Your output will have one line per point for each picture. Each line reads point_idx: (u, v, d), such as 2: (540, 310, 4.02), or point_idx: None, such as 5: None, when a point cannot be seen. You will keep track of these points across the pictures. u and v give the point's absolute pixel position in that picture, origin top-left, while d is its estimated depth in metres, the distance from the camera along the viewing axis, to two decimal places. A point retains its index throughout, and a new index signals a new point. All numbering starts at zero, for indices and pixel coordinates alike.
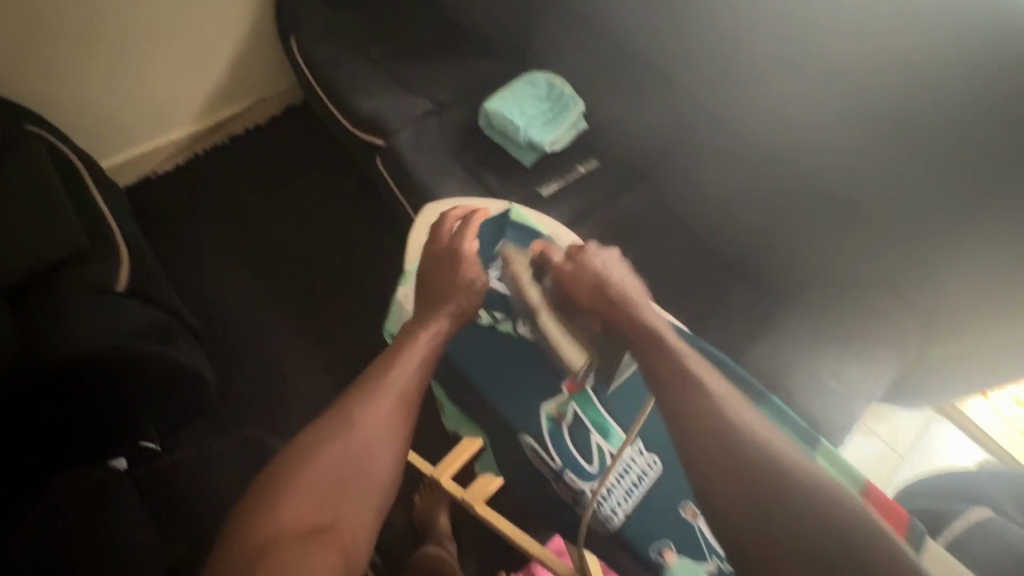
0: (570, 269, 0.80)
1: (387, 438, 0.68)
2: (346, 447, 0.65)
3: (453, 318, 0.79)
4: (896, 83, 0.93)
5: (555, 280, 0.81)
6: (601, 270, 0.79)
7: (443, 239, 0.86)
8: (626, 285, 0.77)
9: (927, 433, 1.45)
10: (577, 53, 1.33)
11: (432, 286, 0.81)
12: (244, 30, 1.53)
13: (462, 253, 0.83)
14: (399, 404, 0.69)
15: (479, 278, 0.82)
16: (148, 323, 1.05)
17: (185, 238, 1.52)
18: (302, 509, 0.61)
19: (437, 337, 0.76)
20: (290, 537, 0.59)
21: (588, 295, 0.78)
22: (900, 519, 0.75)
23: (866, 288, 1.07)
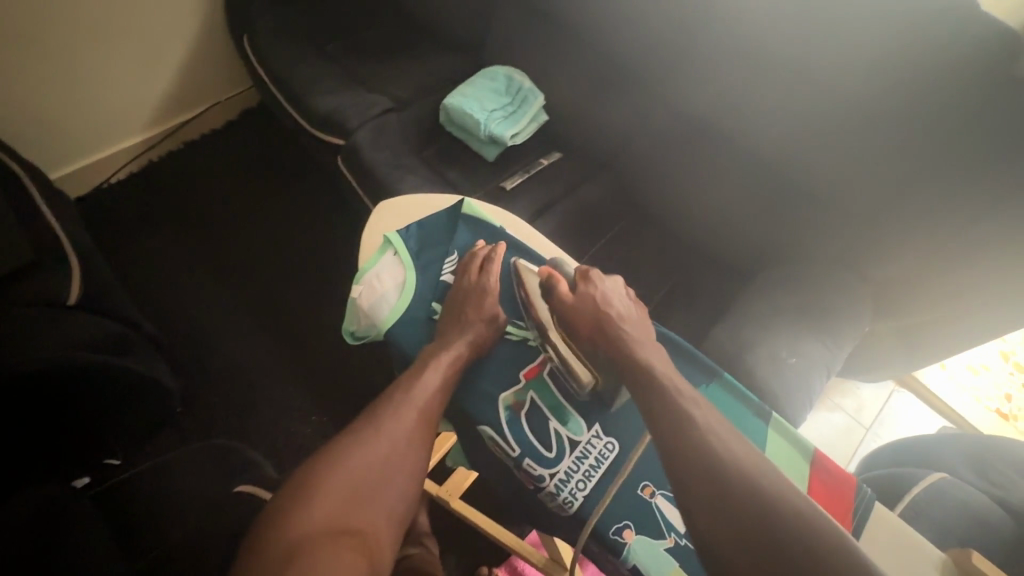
0: (573, 299, 0.82)
1: (411, 452, 0.70)
2: (376, 457, 0.68)
3: (472, 345, 0.81)
4: (838, 68, 0.93)
5: (557, 307, 0.83)
6: (602, 302, 0.81)
7: (470, 272, 0.87)
8: (622, 318, 0.79)
9: (889, 404, 1.49)
10: (534, 45, 1.33)
11: (454, 312, 0.83)
12: (194, 31, 1.49)
13: (486, 288, 0.85)
14: (420, 420, 0.73)
15: (499, 312, 0.84)
16: (101, 333, 1.02)
17: (142, 247, 1.48)
18: (331, 510, 0.62)
19: (456, 361, 0.79)
20: (319, 536, 0.59)
21: (587, 326, 0.80)
22: (850, 483, 0.78)
23: (822, 267, 1.09)
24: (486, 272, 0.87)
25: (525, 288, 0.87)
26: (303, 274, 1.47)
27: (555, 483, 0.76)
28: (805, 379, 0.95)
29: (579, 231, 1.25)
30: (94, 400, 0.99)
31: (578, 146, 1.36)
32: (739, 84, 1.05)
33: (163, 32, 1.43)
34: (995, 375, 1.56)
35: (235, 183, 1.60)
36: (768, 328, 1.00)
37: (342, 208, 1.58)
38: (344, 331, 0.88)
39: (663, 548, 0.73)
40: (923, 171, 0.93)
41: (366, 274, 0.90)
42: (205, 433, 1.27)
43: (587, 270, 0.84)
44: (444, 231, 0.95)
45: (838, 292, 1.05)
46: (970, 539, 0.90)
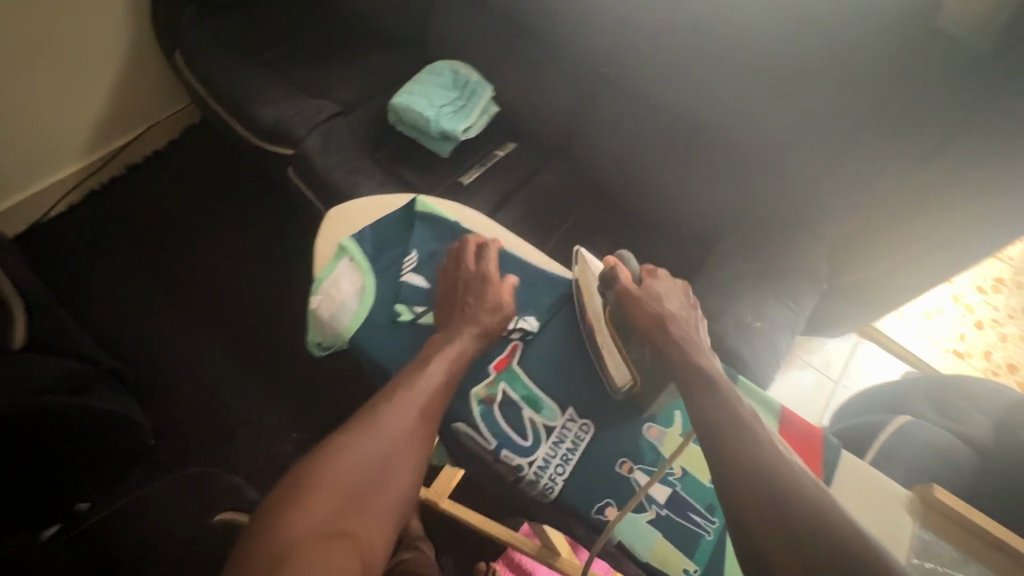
0: (637, 293, 0.75)
1: (412, 449, 0.66)
2: (376, 454, 0.63)
3: (477, 338, 0.78)
4: (774, 35, 0.96)
5: (616, 301, 0.77)
6: (662, 300, 0.74)
7: (466, 262, 0.85)
8: (681, 320, 0.73)
9: (854, 356, 1.55)
10: (477, 37, 1.32)
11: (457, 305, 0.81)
12: (121, 49, 1.42)
13: (487, 276, 0.83)
14: (423, 416, 0.69)
15: (508, 303, 0.82)
16: (58, 373, 0.97)
17: (92, 279, 1.41)
18: (325, 511, 0.58)
19: (461, 356, 0.76)
20: (311, 539, 0.55)
21: (646, 324, 0.73)
22: (816, 434, 0.80)
23: (779, 230, 1.12)
24: (484, 262, 0.85)
25: (582, 280, 0.84)
26: (266, 290, 1.44)
27: (534, 470, 0.77)
28: (771, 341, 0.97)
29: (540, 219, 1.25)
30: (61, 444, 0.94)
31: (531, 134, 1.36)
32: (682, 58, 1.07)
33: (90, 53, 1.36)
34: (948, 318, 1.65)
35: (184, 203, 1.54)
36: (732, 295, 1.03)
37: (299, 219, 1.54)
38: (310, 344, 0.87)
39: (646, 521, 0.74)
40: (861, 130, 0.97)
41: (324, 283, 0.87)
42: (180, 463, 1.24)
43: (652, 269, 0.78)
44: (400, 233, 0.94)
45: (797, 253, 1.08)
46: (934, 475, 0.95)
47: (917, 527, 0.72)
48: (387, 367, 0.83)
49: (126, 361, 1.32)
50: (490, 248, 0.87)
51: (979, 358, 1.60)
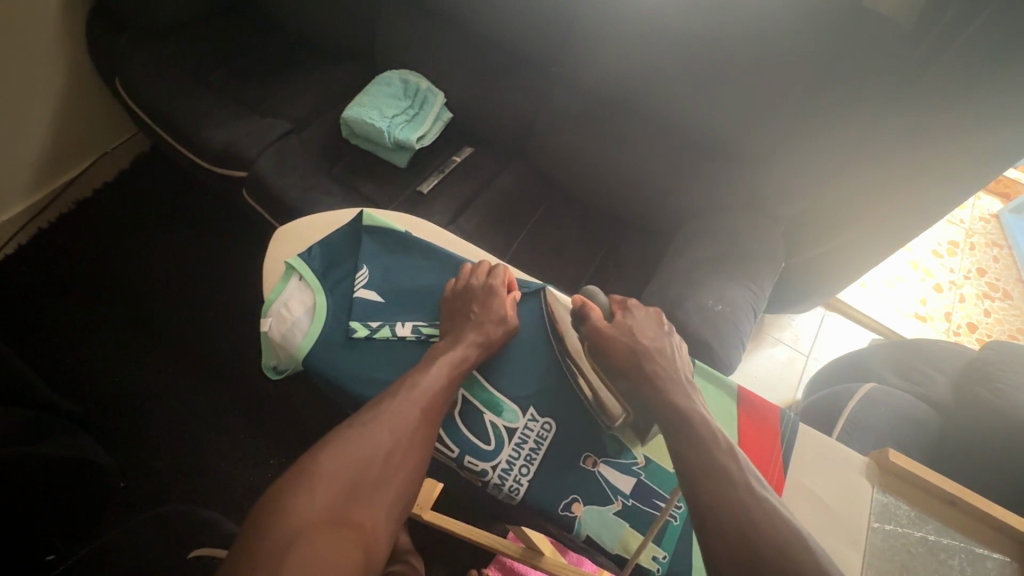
0: (610, 328, 0.80)
1: (414, 446, 0.67)
2: (379, 449, 0.65)
3: (481, 345, 0.79)
4: (708, 24, 0.98)
5: (591, 334, 0.80)
6: (635, 333, 0.79)
7: (481, 275, 0.86)
8: (656, 350, 0.77)
9: (822, 329, 1.59)
10: (423, 44, 1.32)
11: (464, 313, 0.82)
12: (58, 82, 1.38)
13: (493, 287, 0.84)
14: (426, 415, 0.69)
15: (512, 316, 0.83)
16: (10, 425, 0.94)
17: (44, 321, 1.36)
18: (330, 501, 0.59)
19: (463, 362, 0.76)
20: (315, 528, 0.56)
21: (623, 359, 0.77)
22: (772, 410, 0.80)
23: (735, 213, 1.14)
24: (495, 278, 0.86)
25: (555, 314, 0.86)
26: (231, 317, 1.41)
27: (498, 474, 0.77)
28: (733, 322, 0.99)
29: (501, 221, 1.25)
30: (24, 496, 0.91)
31: (487, 137, 1.36)
32: (627, 52, 1.08)
33: (25, 88, 1.31)
34: (909, 284, 1.70)
35: (136, 235, 1.50)
36: (694, 282, 1.04)
37: (260, 241, 1.52)
38: (265, 367, 0.86)
39: (613, 513, 0.75)
40: (800, 109, 1.00)
41: (274, 305, 0.87)
42: (155, 501, 1.20)
43: (623, 301, 0.84)
44: (349, 248, 0.93)
45: (754, 234, 1.10)
46: (901, 438, 0.97)
47: (877, 492, 0.74)
48: (349, 384, 0.81)
49: (88, 402, 1.28)
50: (499, 269, 0.88)
51: (942, 320, 1.65)
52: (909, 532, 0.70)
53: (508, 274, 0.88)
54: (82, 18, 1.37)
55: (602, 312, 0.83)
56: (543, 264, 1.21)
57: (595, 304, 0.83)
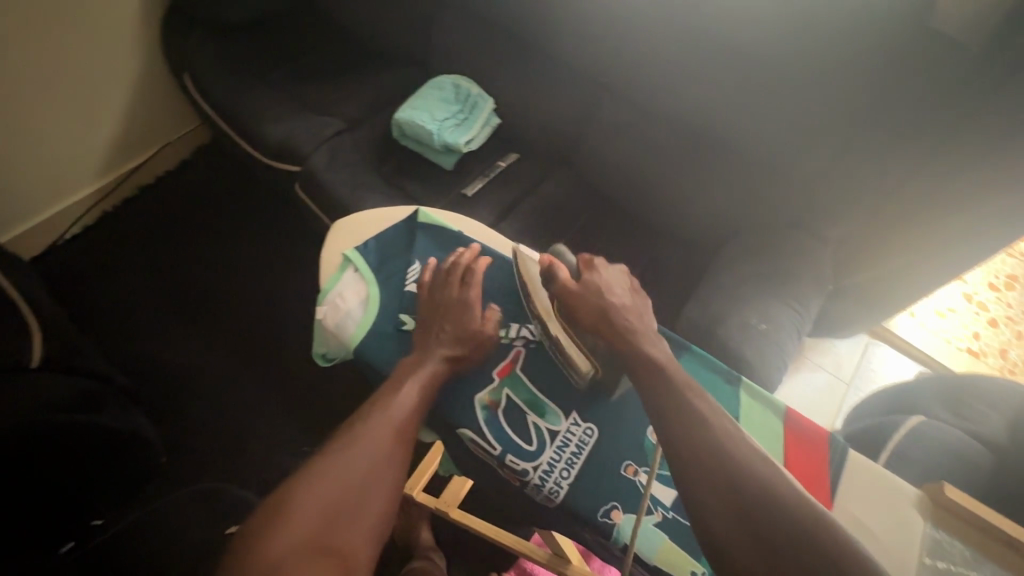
0: (577, 286, 0.79)
1: (390, 467, 0.67)
2: (354, 474, 0.64)
3: (449, 361, 0.79)
4: (764, 41, 0.98)
5: (559, 294, 0.80)
6: (604, 291, 0.77)
7: (452, 285, 0.86)
8: (628, 309, 0.76)
9: (867, 358, 1.53)
10: (477, 51, 1.35)
11: (433, 328, 0.82)
12: (135, 73, 1.47)
13: (466, 301, 0.84)
14: (398, 435, 0.70)
15: (486, 328, 0.83)
16: (68, 393, 0.99)
17: (103, 297, 1.44)
18: (306, 532, 0.58)
19: (432, 380, 0.77)
20: (294, 560, 0.55)
21: (590, 317, 0.76)
22: (821, 433, 0.80)
23: (785, 232, 1.11)
24: (468, 288, 0.85)
25: (524, 274, 0.87)
26: (276, 305, 1.46)
27: (539, 475, 0.77)
28: (775, 342, 0.97)
29: (543, 227, 1.26)
30: (69, 459, 0.96)
31: (533, 144, 1.38)
32: (681, 65, 1.08)
33: (102, 79, 1.40)
34: (962, 317, 1.63)
35: (193, 221, 1.57)
36: (739, 299, 1.02)
37: (307, 234, 1.57)
38: (315, 354, 0.88)
39: (653, 524, 0.74)
40: (856, 130, 0.98)
41: (330, 296, 0.89)
42: (193, 477, 1.25)
43: (589, 259, 0.81)
44: (403, 242, 0.96)
45: (803, 255, 1.08)
46: (952, 477, 0.93)
47: (928, 526, 0.71)
48: None
49: (138, 377, 1.35)
50: (473, 274, 0.86)
51: (995, 357, 1.57)
52: (963, 572, 0.66)
53: (481, 279, 0.87)
54: (160, 14, 1.45)
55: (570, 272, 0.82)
56: None
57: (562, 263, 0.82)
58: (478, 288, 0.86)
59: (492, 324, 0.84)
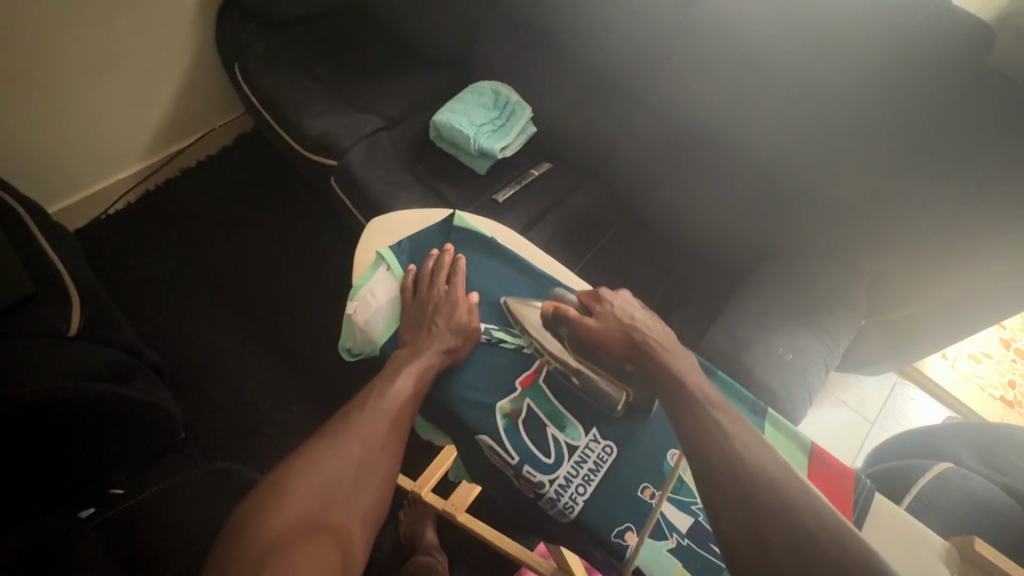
0: (594, 321, 0.82)
1: (385, 454, 0.69)
2: (351, 459, 0.67)
3: (443, 354, 0.81)
4: (812, 68, 0.96)
5: (577, 333, 0.82)
6: (624, 320, 0.81)
7: (439, 283, 0.89)
8: (650, 330, 0.79)
9: (892, 398, 1.49)
10: (519, 60, 1.37)
11: (421, 325, 0.84)
12: (187, 61, 1.52)
13: (454, 298, 0.87)
14: (392, 425, 0.72)
15: (472, 322, 0.86)
16: (100, 362, 1.03)
17: (138, 271, 1.49)
18: (302, 513, 0.60)
19: (427, 371, 0.79)
20: (292, 535, 0.57)
21: (617, 347, 0.79)
22: (847, 473, 0.78)
23: (818, 262, 1.09)
24: (454, 286, 0.89)
25: (526, 320, 0.87)
26: (302, 294, 1.49)
27: (555, 488, 0.76)
28: (802, 376, 0.95)
29: (571, 237, 1.26)
30: (101, 428, 1.00)
31: (567, 155, 1.38)
32: (721, 87, 1.08)
33: (155, 64, 1.46)
34: (997, 363, 1.57)
35: (230, 206, 1.62)
36: (767, 326, 1.00)
37: (337, 228, 1.60)
38: (341, 347, 0.90)
39: (666, 550, 0.72)
40: (900, 165, 0.95)
41: (361, 291, 0.91)
42: (209, 456, 1.27)
43: (597, 290, 0.85)
44: (436, 244, 0.97)
45: (834, 286, 1.05)
46: (978, 530, 0.89)
47: None
48: None
49: (165, 352, 1.38)
50: (457, 277, 0.90)
51: None
52: None
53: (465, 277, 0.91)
54: (216, 6, 1.51)
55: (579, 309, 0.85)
56: (608, 286, 1.20)
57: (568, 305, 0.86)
58: (464, 288, 0.89)
59: (478, 323, 0.87)
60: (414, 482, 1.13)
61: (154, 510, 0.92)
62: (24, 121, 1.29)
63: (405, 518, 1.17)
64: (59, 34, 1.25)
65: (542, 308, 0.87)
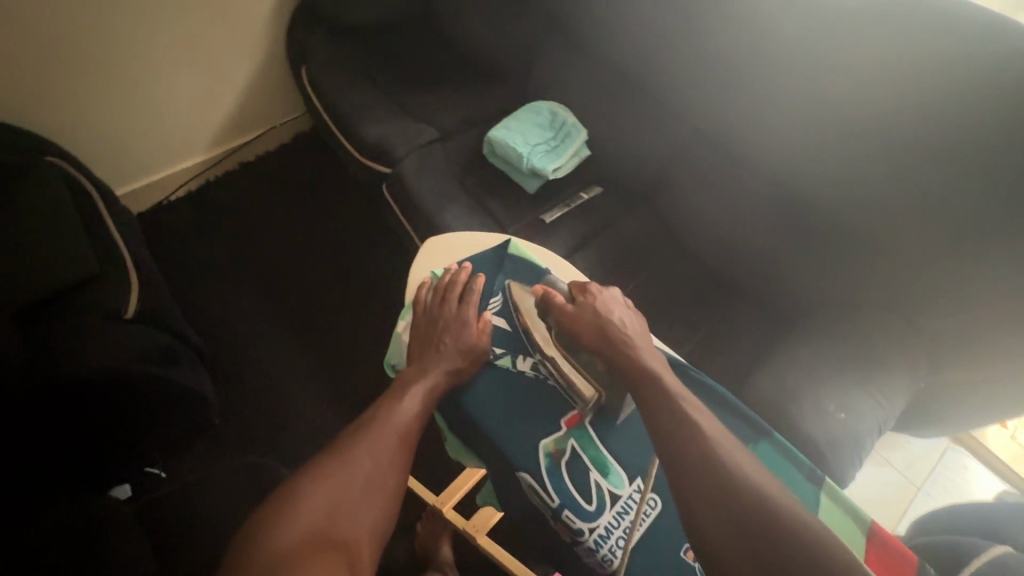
0: (574, 309, 0.83)
1: (394, 469, 0.69)
2: (360, 473, 0.66)
3: (449, 375, 0.81)
4: (892, 115, 0.91)
5: (558, 320, 0.84)
6: (603, 311, 0.82)
7: (450, 301, 0.88)
8: (625, 325, 0.80)
9: (942, 464, 1.40)
10: (579, 83, 1.37)
11: (428, 344, 0.84)
12: (257, 60, 1.59)
13: (463, 318, 0.86)
14: (401, 441, 0.72)
15: (481, 341, 0.85)
16: (153, 343, 1.06)
17: (191, 258, 1.55)
18: (311, 526, 0.59)
19: (434, 391, 0.79)
20: (301, 549, 0.57)
21: (590, 336, 0.80)
22: (909, 558, 0.72)
23: (877, 317, 1.04)
24: (466, 305, 0.88)
25: (522, 305, 0.90)
26: (342, 295, 1.51)
27: (594, 538, 0.75)
28: (853, 436, 0.90)
29: (616, 265, 1.24)
30: (140, 409, 1.03)
31: (618, 180, 1.36)
32: (785, 126, 1.05)
33: (226, 61, 1.52)
34: None
35: (283, 203, 1.66)
36: (816, 379, 0.96)
37: (383, 233, 1.62)
38: (386, 363, 0.92)
39: None
40: (979, 224, 0.89)
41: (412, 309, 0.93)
42: (238, 447, 1.30)
43: (584, 283, 0.86)
44: (490, 269, 0.97)
45: (892, 344, 1.00)
46: None
47: None
48: (455, 395, 0.84)
49: (208, 340, 1.43)
50: (470, 293, 0.89)
51: None
52: None
53: (479, 297, 0.90)
54: (289, 9, 1.56)
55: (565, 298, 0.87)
56: (649, 318, 1.18)
57: (556, 292, 0.87)
58: (475, 306, 0.88)
59: (487, 340, 0.86)
60: (437, 497, 1.12)
61: (181, 505, 0.92)
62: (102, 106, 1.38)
63: (423, 531, 1.16)
64: (137, 25, 1.33)
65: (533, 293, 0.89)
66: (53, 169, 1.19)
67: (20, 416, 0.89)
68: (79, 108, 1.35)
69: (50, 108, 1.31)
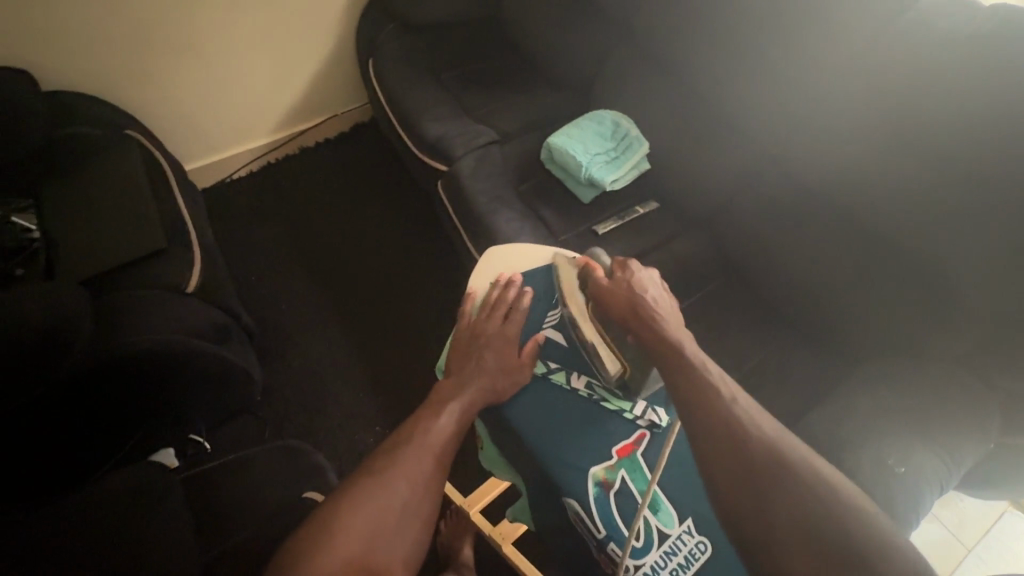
0: (609, 284, 0.82)
1: (429, 491, 0.70)
2: (396, 496, 0.67)
3: (486, 393, 0.81)
4: (983, 156, 0.84)
5: (595, 293, 0.84)
6: (638, 288, 0.80)
7: (496, 317, 0.87)
8: (658, 303, 0.78)
9: (999, 529, 1.30)
10: (646, 96, 1.34)
11: (468, 358, 0.84)
12: (327, 50, 1.63)
13: (506, 335, 0.85)
14: (437, 459, 0.73)
15: (523, 361, 0.85)
16: (206, 320, 1.10)
17: (249, 237, 1.61)
18: (348, 553, 0.62)
19: (469, 408, 0.79)
20: None
21: (622, 309, 0.79)
22: None
23: (949, 370, 0.96)
24: (509, 322, 0.86)
25: (565, 278, 0.88)
26: (388, 286, 1.54)
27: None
28: (910, 494, 0.84)
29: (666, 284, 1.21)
30: (189, 384, 1.07)
31: (677, 198, 1.33)
32: (863, 157, 0.99)
33: (296, 49, 1.57)
34: None
35: (339, 190, 1.70)
36: (874, 429, 0.91)
37: (432, 228, 1.64)
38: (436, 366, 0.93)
39: None
40: None
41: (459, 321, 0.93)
42: (277, 429, 1.34)
43: (626, 259, 0.84)
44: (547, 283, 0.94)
45: (964, 401, 0.92)
46: None
47: None
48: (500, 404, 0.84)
49: (258, 317, 1.48)
50: (517, 312, 0.87)
51: None
52: None
53: (524, 313, 0.88)
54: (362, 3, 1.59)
55: (604, 271, 0.86)
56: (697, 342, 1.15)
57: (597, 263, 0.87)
58: (518, 323, 0.87)
59: (530, 366, 0.85)
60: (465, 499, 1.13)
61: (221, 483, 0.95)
62: (178, 84, 1.45)
63: (446, 530, 1.17)
64: (217, 8, 1.38)
65: (576, 263, 0.89)
66: (129, 142, 1.25)
67: (82, 383, 0.93)
68: (158, 85, 1.42)
69: (133, 84, 1.39)
